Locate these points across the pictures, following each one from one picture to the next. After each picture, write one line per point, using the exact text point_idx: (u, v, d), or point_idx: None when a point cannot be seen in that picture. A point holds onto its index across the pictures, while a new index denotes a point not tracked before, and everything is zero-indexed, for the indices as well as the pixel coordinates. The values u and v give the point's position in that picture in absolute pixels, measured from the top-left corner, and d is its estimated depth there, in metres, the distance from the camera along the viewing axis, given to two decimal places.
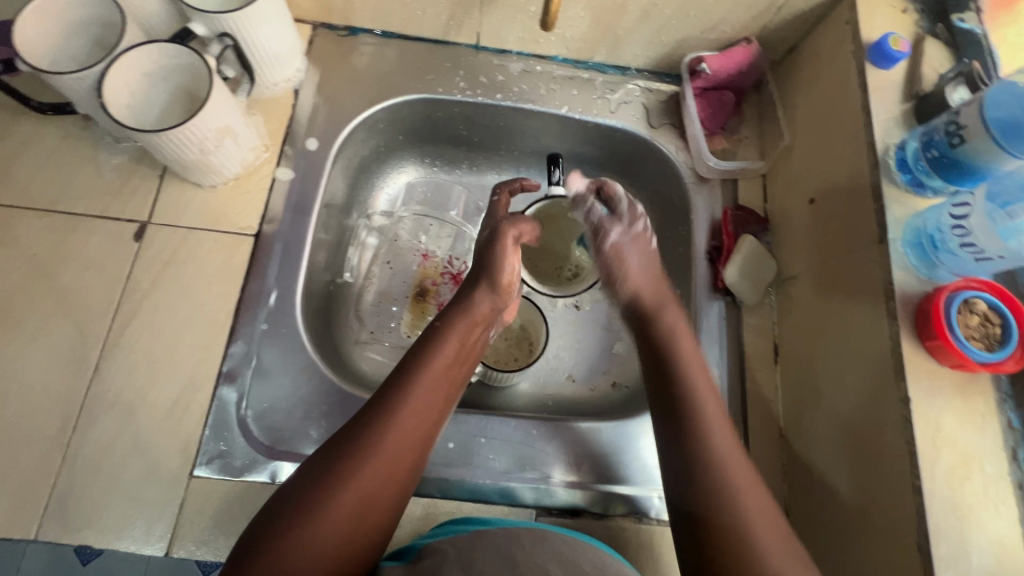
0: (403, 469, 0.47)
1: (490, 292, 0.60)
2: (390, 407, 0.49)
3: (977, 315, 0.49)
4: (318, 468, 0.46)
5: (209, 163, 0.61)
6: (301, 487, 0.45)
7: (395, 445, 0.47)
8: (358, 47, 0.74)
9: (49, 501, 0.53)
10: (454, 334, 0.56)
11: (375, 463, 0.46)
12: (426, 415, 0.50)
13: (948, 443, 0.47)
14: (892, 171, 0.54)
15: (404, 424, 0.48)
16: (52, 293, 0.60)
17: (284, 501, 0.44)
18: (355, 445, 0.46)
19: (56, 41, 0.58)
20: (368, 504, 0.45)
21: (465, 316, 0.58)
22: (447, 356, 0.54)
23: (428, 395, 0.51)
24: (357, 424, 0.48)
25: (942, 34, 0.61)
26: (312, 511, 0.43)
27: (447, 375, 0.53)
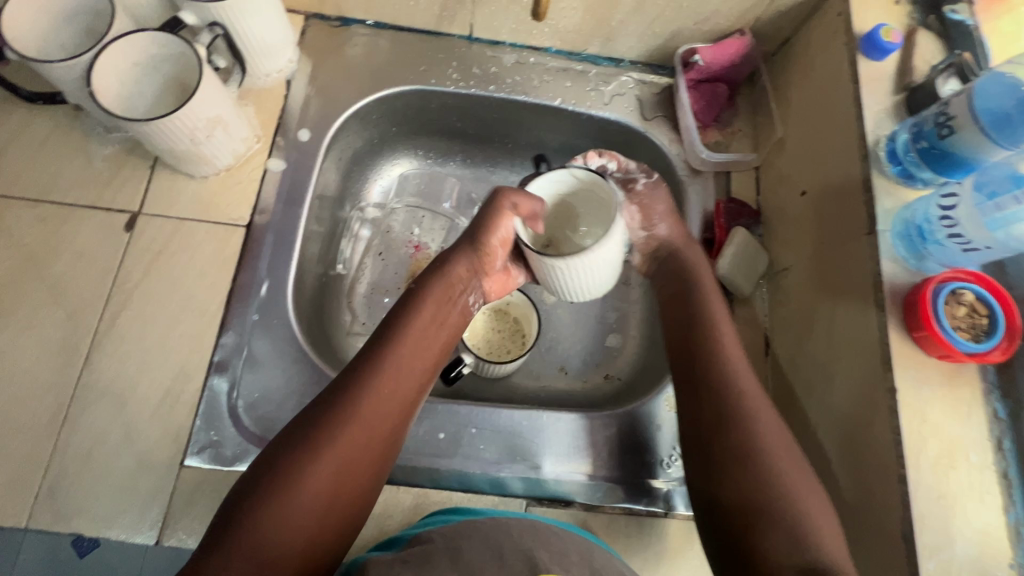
0: (379, 437, 0.48)
1: (468, 256, 0.59)
2: (365, 377, 0.49)
3: (964, 306, 0.49)
4: (294, 437, 0.46)
5: (200, 154, 0.61)
6: (278, 455, 0.45)
7: (370, 414, 0.48)
8: (351, 38, 0.74)
9: (41, 489, 0.53)
10: (429, 303, 0.56)
11: (350, 432, 0.47)
12: (401, 384, 0.51)
13: (934, 433, 0.47)
14: (882, 162, 0.54)
15: (378, 393, 0.49)
16: (43, 283, 0.60)
17: (260, 472, 0.44)
18: (332, 414, 0.47)
19: (46, 29, 0.58)
20: (345, 471, 0.46)
21: (442, 284, 0.58)
22: (422, 326, 0.55)
23: (403, 364, 0.52)
24: (332, 392, 0.48)
25: (934, 25, 0.60)
26: (290, 480, 0.44)
27: (421, 348, 0.54)
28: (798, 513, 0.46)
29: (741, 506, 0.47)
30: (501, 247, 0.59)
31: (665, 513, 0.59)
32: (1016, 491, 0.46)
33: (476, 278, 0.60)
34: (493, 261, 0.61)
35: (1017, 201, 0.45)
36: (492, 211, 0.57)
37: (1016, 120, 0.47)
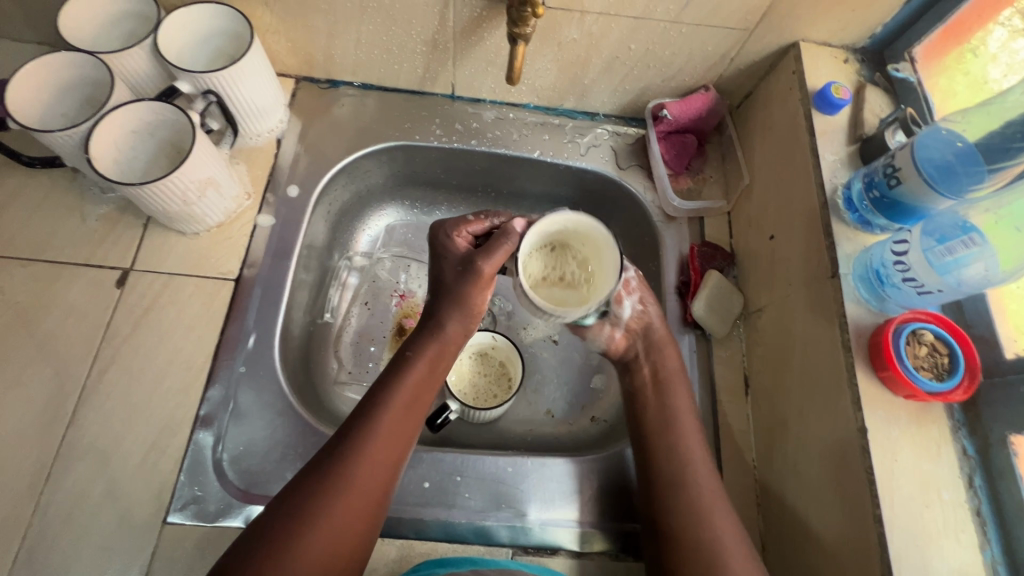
0: (368, 505, 0.49)
1: (459, 308, 0.60)
2: (354, 444, 0.50)
3: (925, 345, 0.51)
4: (280, 511, 0.47)
5: (192, 214, 0.64)
6: (264, 530, 0.45)
7: (358, 483, 0.49)
8: (339, 98, 0.78)
9: (20, 551, 0.53)
10: (422, 363, 0.58)
11: (340, 503, 0.47)
12: (392, 450, 0.52)
13: (906, 471, 0.48)
14: (841, 210, 0.58)
15: (370, 459, 0.50)
16: (33, 340, 0.61)
17: (252, 539, 0.45)
18: (321, 482, 0.48)
19: (46, 99, 0.62)
20: (332, 550, 0.46)
21: (432, 341, 0.60)
22: (414, 391, 0.56)
23: (395, 429, 0.53)
24: (325, 461, 0.50)
25: (881, 81, 0.67)
26: (278, 554, 0.44)
27: (415, 404, 0.55)
28: (701, 511, 0.53)
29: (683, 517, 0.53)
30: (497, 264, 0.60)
31: None
32: (990, 528, 0.47)
33: (468, 319, 0.61)
34: (483, 301, 0.62)
35: (965, 246, 0.47)
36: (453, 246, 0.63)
37: (958, 171, 0.51)
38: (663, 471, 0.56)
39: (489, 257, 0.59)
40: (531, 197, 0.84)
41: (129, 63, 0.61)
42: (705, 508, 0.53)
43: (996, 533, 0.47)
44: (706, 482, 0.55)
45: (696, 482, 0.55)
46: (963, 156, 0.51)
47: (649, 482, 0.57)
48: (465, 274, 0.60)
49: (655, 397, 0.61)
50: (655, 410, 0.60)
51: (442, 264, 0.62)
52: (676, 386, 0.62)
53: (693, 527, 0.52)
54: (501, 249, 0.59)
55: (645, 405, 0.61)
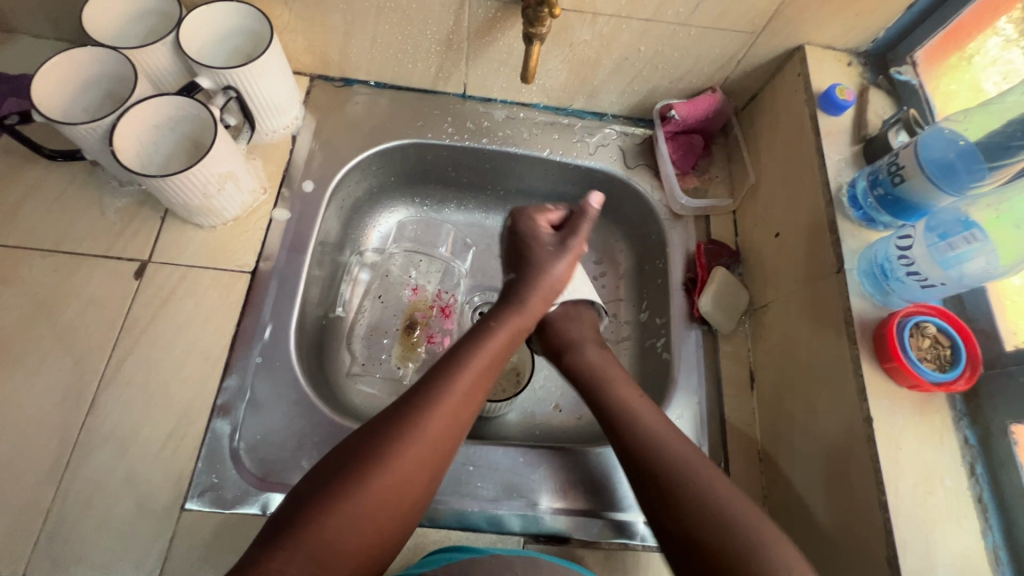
0: (444, 451, 0.51)
1: (545, 287, 0.65)
2: (432, 394, 0.52)
3: (928, 337, 0.53)
4: (360, 446, 0.48)
5: (211, 207, 0.65)
6: (344, 461, 0.47)
7: (438, 429, 0.51)
8: (353, 97, 0.79)
9: (40, 536, 0.54)
10: (503, 329, 0.60)
11: (419, 445, 0.49)
12: (467, 406, 0.54)
13: (910, 459, 0.50)
14: (845, 207, 0.60)
15: (452, 409, 0.52)
16: (52, 330, 0.62)
17: (334, 466, 0.47)
18: (405, 422, 0.50)
19: (69, 94, 0.63)
20: (407, 485, 0.48)
21: (514, 314, 0.63)
22: (493, 352, 0.58)
23: (470, 388, 0.54)
24: (406, 406, 0.51)
25: (883, 84, 0.69)
26: (358, 480, 0.46)
27: (492, 365, 0.58)
28: (699, 491, 0.50)
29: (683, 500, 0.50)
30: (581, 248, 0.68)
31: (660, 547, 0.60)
32: (991, 515, 0.49)
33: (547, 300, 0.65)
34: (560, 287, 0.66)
35: (967, 241, 0.49)
36: (534, 230, 0.67)
37: (959, 169, 0.53)
38: (647, 456, 0.53)
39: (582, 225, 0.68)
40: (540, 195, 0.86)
41: (150, 59, 0.62)
42: (699, 487, 0.50)
43: (998, 519, 0.49)
44: (697, 460, 0.53)
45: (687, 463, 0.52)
46: (964, 155, 0.52)
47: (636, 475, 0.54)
48: (553, 253, 0.66)
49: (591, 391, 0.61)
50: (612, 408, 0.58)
51: (530, 244, 0.67)
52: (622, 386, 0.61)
53: (693, 506, 0.49)
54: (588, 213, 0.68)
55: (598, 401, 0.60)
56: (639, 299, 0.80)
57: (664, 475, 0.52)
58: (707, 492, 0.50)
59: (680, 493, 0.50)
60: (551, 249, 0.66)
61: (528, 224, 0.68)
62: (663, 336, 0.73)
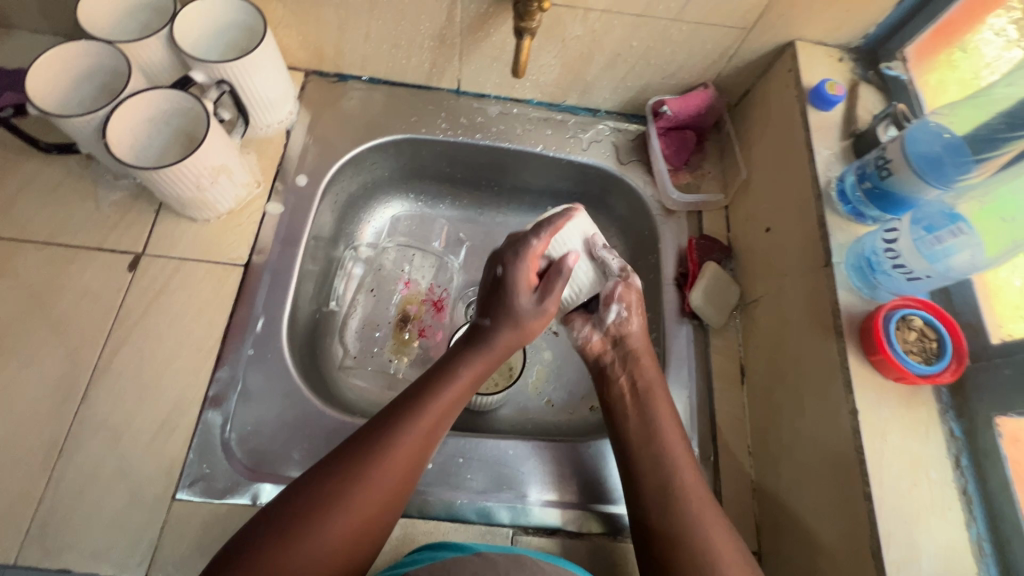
0: (394, 498, 0.49)
1: (510, 319, 0.60)
2: (403, 419, 0.52)
3: (914, 330, 0.53)
4: (307, 493, 0.47)
5: (205, 200, 0.66)
6: (286, 508, 0.46)
7: (390, 475, 0.49)
8: (348, 92, 0.80)
9: (32, 525, 0.54)
10: (466, 367, 0.58)
11: (367, 491, 0.48)
12: (435, 433, 0.54)
13: (895, 451, 0.50)
14: (834, 202, 0.60)
15: (406, 454, 0.50)
16: (46, 321, 0.62)
17: (280, 509, 0.46)
18: (355, 467, 0.48)
19: (64, 87, 0.63)
20: (357, 536, 0.47)
21: (479, 350, 0.59)
22: (453, 393, 0.56)
23: (426, 433, 0.53)
24: (356, 448, 0.50)
25: (874, 79, 0.69)
26: (303, 530, 0.45)
27: (453, 405, 0.56)
28: (696, 525, 0.52)
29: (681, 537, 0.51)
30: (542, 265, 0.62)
31: None
32: (976, 507, 0.49)
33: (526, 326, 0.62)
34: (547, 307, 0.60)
35: (953, 235, 0.49)
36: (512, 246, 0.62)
37: (945, 162, 0.53)
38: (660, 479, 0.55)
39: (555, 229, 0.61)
40: (533, 191, 0.86)
41: (145, 53, 0.63)
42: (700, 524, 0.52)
43: (982, 511, 0.49)
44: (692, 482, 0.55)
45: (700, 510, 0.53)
46: (950, 148, 0.53)
47: (642, 503, 0.55)
48: (524, 272, 0.60)
49: (634, 408, 0.60)
50: (643, 430, 0.59)
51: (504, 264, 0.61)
52: (660, 405, 0.60)
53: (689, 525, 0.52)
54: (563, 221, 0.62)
55: (624, 416, 0.60)
56: None
57: (677, 513, 0.53)
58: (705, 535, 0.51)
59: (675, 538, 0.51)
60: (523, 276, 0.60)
61: (513, 246, 0.61)
62: (654, 331, 0.74)
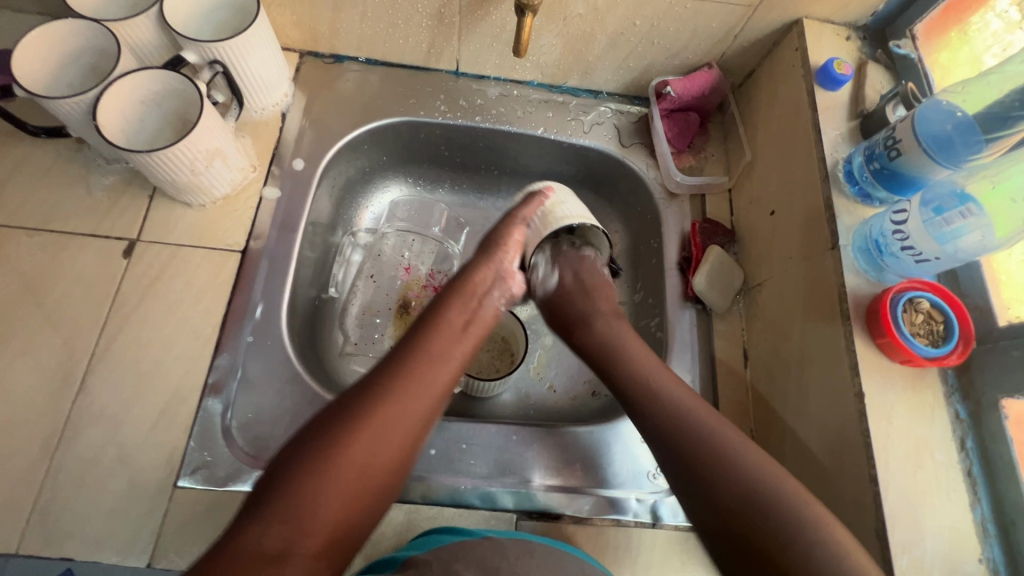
0: (396, 441, 0.48)
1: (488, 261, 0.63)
2: (382, 387, 0.49)
3: (922, 313, 0.52)
4: (304, 444, 0.46)
5: (200, 184, 0.64)
6: (284, 464, 0.45)
7: (390, 420, 0.48)
8: (344, 73, 0.78)
9: (32, 513, 0.54)
10: (455, 309, 0.58)
11: (365, 436, 0.46)
12: (427, 386, 0.51)
13: (901, 434, 0.50)
14: (841, 183, 0.59)
15: (403, 399, 0.49)
16: (41, 308, 0.61)
17: (277, 468, 0.45)
18: (351, 415, 0.47)
19: (53, 68, 0.61)
20: (361, 481, 0.46)
21: (466, 296, 0.60)
22: (444, 336, 0.55)
23: (424, 376, 0.52)
24: (351, 397, 0.49)
25: (882, 58, 0.68)
26: (302, 481, 0.43)
27: (448, 349, 0.55)
28: (777, 488, 0.47)
29: (721, 482, 0.49)
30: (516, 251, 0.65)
31: (653, 524, 0.60)
32: (980, 488, 0.49)
33: (497, 279, 0.63)
34: (510, 266, 0.64)
35: (962, 216, 0.48)
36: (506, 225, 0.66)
37: (956, 142, 0.52)
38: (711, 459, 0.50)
39: (522, 208, 0.66)
40: (533, 175, 0.85)
41: (134, 32, 0.61)
42: (768, 485, 0.47)
43: (986, 492, 0.49)
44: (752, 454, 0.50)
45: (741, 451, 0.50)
46: (962, 128, 0.52)
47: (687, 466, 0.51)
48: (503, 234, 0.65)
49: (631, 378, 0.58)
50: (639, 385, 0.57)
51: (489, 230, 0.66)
52: (644, 360, 0.59)
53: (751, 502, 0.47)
54: (535, 201, 0.66)
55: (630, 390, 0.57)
56: (634, 280, 0.79)
57: (756, 484, 0.48)
58: (748, 474, 0.48)
59: (723, 486, 0.49)
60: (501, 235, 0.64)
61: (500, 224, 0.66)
62: (657, 316, 0.73)
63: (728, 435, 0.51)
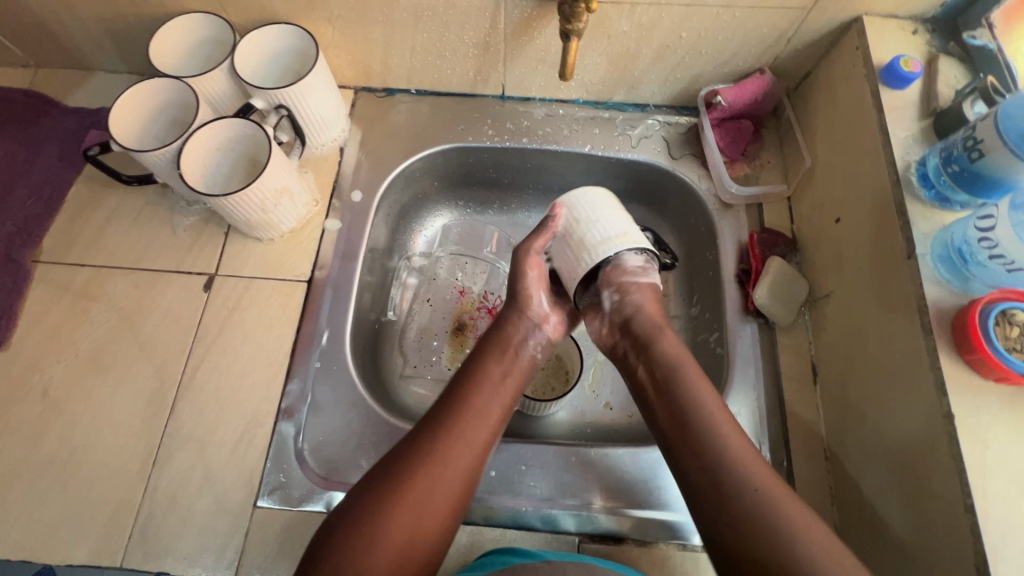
0: (441, 501, 0.49)
1: (517, 305, 0.63)
2: (424, 447, 0.51)
3: (1017, 326, 0.48)
4: (354, 508, 0.48)
5: (270, 221, 0.69)
6: (337, 531, 0.47)
7: (434, 482, 0.50)
8: (396, 105, 0.81)
9: (134, 531, 0.59)
10: (491, 362, 0.59)
11: (411, 501, 0.48)
12: (467, 442, 0.53)
13: (1000, 459, 0.46)
14: (915, 187, 0.55)
15: (446, 460, 0.51)
16: (136, 341, 0.67)
17: (330, 535, 0.47)
18: (395, 479, 0.49)
19: (144, 124, 0.68)
20: (409, 545, 0.47)
21: (501, 349, 0.60)
22: (482, 390, 0.56)
23: (464, 434, 0.53)
24: (396, 459, 0.51)
25: (955, 51, 0.63)
26: (354, 549, 0.46)
27: (488, 403, 0.56)
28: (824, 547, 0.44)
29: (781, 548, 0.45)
30: (538, 288, 0.64)
31: None
32: None
33: (528, 323, 0.63)
34: (538, 304, 0.64)
35: None
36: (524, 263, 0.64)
37: None
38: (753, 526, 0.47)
39: (534, 240, 0.63)
40: None
41: (210, 85, 0.67)
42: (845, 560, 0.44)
43: None
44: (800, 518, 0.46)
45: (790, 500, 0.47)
46: None
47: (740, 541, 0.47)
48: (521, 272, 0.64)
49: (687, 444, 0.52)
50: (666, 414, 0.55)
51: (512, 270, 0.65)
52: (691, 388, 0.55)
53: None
54: (546, 230, 0.62)
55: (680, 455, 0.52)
56: (690, 294, 0.77)
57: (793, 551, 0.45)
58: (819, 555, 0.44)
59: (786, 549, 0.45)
60: (526, 278, 0.64)
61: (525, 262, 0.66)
62: (716, 331, 0.71)
63: (768, 503, 0.47)
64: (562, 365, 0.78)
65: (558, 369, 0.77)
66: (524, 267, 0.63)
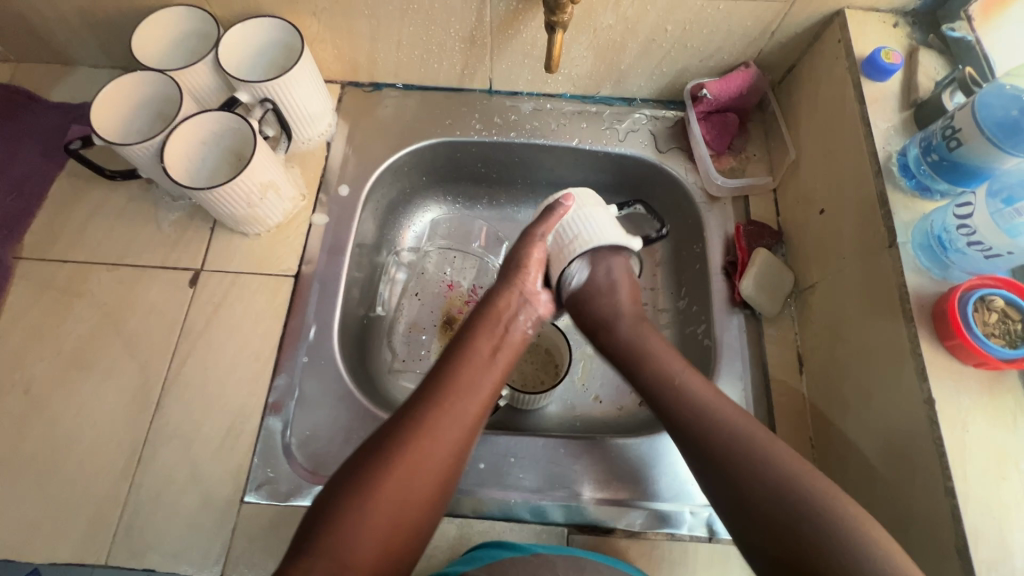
0: (430, 475, 0.49)
1: (510, 285, 0.63)
2: (413, 422, 0.51)
3: (995, 312, 0.49)
4: (343, 482, 0.48)
5: (256, 215, 0.68)
6: (326, 503, 0.47)
7: (424, 456, 0.49)
8: (383, 100, 0.81)
9: (118, 529, 0.58)
10: (481, 339, 0.59)
11: (401, 474, 0.48)
12: (457, 418, 0.52)
13: (979, 442, 0.46)
14: (896, 177, 0.56)
15: (436, 435, 0.50)
16: (120, 337, 0.66)
17: (319, 509, 0.47)
18: (385, 452, 0.49)
19: (126, 119, 0.67)
20: (398, 518, 0.47)
21: (492, 326, 0.60)
22: (472, 366, 0.56)
23: (453, 408, 0.53)
24: (385, 433, 0.50)
25: (935, 43, 0.64)
26: (343, 521, 0.45)
27: (477, 379, 0.56)
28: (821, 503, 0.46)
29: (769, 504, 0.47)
30: (537, 270, 0.65)
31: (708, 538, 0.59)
32: None
33: (521, 303, 0.63)
34: (533, 286, 0.64)
35: None
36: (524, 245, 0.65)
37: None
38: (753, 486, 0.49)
39: (540, 226, 0.65)
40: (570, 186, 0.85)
41: (193, 78, 0.66)
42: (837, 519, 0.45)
43: None
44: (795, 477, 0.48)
45: (777, 460, 0.49)
46: None
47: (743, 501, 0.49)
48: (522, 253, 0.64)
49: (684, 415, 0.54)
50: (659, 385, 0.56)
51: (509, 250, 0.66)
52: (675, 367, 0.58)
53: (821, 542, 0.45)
54: (554, 214, 0.65)
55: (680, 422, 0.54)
56: (677, 287, 0.78)
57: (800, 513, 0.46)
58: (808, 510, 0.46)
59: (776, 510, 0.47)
60: (520, 257, 0.64)
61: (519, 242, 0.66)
62: (703, 323, 0.71)
63: (761, 461, 0.49)
64: (551, 358, 0.78)
65: (547, 362, 0.77)
66: (527, 249, 0.64)
